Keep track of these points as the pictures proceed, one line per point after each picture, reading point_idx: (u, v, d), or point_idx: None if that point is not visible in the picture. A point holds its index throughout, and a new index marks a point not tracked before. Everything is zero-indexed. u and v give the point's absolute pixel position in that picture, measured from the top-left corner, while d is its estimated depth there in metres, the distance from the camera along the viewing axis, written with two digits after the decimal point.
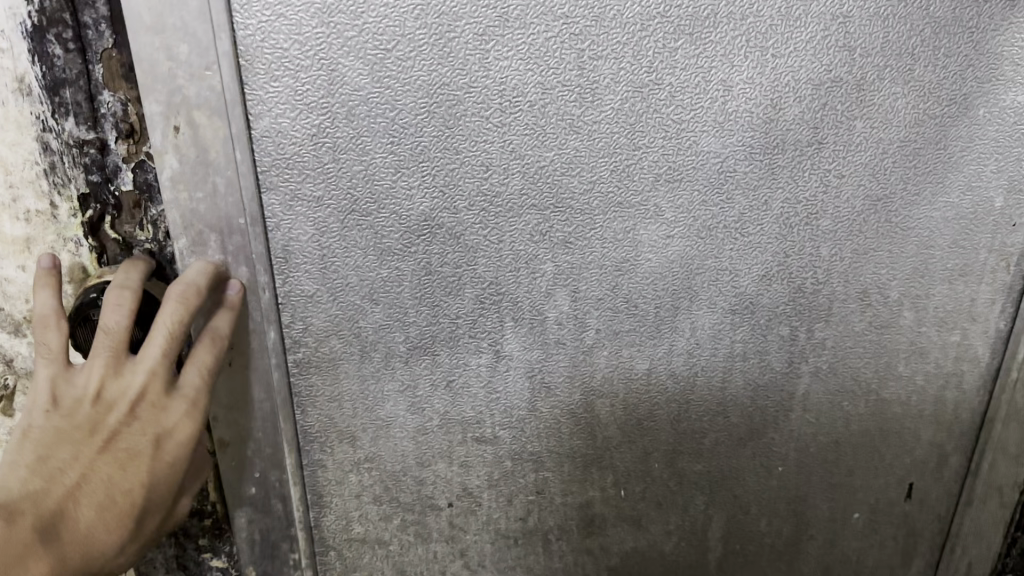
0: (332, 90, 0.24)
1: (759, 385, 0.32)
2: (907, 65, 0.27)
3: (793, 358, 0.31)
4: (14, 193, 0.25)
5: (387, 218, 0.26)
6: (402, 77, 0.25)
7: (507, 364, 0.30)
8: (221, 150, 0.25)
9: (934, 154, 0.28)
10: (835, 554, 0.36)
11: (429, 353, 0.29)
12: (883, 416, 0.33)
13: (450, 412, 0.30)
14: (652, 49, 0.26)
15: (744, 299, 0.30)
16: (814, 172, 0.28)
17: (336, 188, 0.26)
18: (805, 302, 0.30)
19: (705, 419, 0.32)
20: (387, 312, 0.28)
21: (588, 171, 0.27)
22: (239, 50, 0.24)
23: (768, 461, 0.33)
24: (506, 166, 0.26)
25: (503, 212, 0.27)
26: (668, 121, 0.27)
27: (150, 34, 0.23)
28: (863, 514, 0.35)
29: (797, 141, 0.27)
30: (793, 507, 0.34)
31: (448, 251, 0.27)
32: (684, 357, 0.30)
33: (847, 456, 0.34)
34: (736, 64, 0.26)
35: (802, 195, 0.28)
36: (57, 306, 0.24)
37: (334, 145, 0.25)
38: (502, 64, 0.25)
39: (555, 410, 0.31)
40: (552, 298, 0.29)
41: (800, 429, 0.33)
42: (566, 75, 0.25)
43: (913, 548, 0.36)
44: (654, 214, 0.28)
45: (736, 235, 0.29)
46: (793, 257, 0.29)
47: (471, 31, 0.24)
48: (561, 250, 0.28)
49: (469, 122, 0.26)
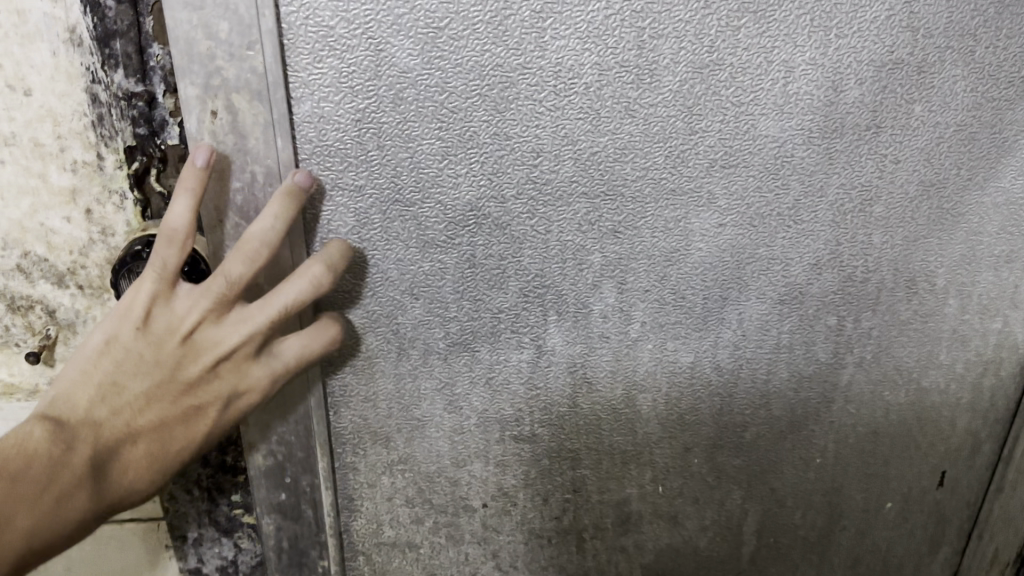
0: (379, 71, 0.24)
1: (802, 373, 0.31)
2: (969, 46, 0.26)
3: (839, 350, 0.31)
4: (63, 142, 0.27)
5: (431, 208, 0.26)
6: (455, 57, 0.24)
7: (549, 359, 0.29)
8: (261, 136, 0.24)
9: (989, 139, 0.28)
10: (866, 544, 0.35)
11: (468, 349, 0.29)
12: (923, 405, 0.32)
13: (490, 410, 0.30)
14: (714, 27, 0.25)
15: (793, 289, 0.29)
16: (870, 157, 0.27)
17: (378, 179, 0.26)
18: (854, 292, 0.30)
19: (748, 411, 0.31)
20: (427, 307, 0.28)
21: (641, 157, 0.26)
22: (283, 29, 0.24)
23: (807, 453, 0.33)
24: (557, 152, 0.26)
25: (551, 201, 0.27)
26: (727, 104, 0.26)
27: (189, 11, 0.23)
28: (896, 504, 0.34)
29: (856, 125, 0.27)
30: (828, 499, 0.34)
31: (494, 241, 0.27)
32: (730, 349, 0.30)
33: (884, 447, 0.33)
34: (799, 45, 0.25)
35: (858, 180, 0.28)
36: (189, 223, 0.23)
37: (378, 131, 0.25)
38: (558, 43, 0.24)
39: (596, 406, 0.30)
40: (598, 290, 0.28)
41: (841, 421, 0.32)
42: (625, 56, 0.25)
43: (942, 537, 0.36)
44: (707, 201, 0.27)
45: (789, 222, 0.28)
46: (845, 245, 0.29)
47: (528, 9, 0.24)
48: (609, 239, 0.28)
49: (521, 105, 0.25)
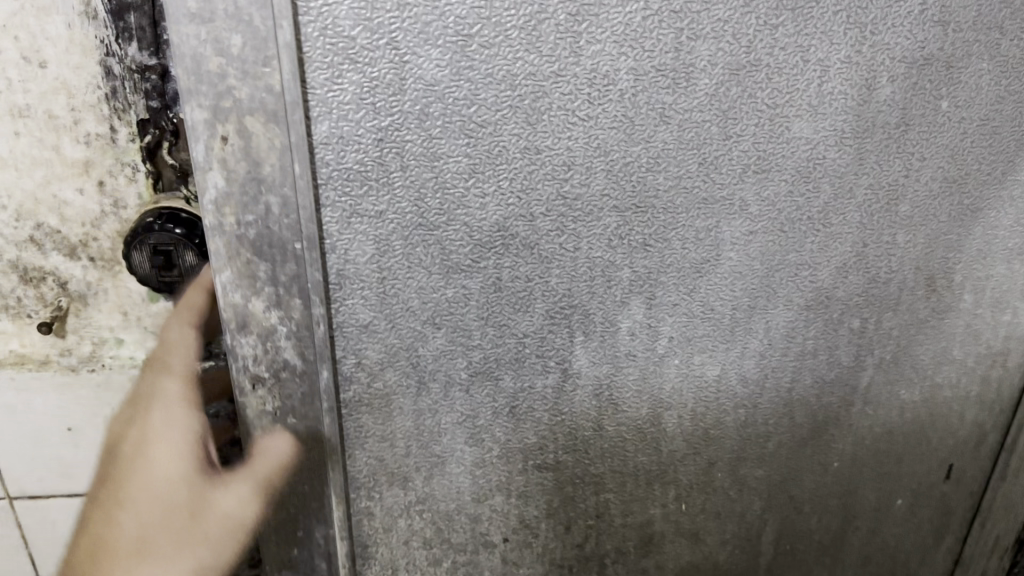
0: (404, 87, 0.23)
1: (823, 380, 0.31)
2: (995, 39, 0.26)
3: (860, 352, 0.30)
4: None
5: (457, 231, 0.25)
6: (485, 66, 0.23)
7: (575, 382, 0.29)
8: (277, 159, 0.24)
9: (1010, 131, 0.27)
10: (876, 542, 0.35)
11: (492, 377, 0.28)
12: (934, 402, 0.32)
13: (512, 440, 0.29)
14: (753, 26, 0.24)
15: (820, 294, 0.29)
16: (898, 156, 0.27)
17: (401, 205, 0.25)
18: (877, 293, 0.29)
19: (770, 423, 0.31)
20: (450, 337, 0.27)
21: (674, 166, 0.25)
22: (302, 43, 0.22)
23: (826, 459, 0.32)
24: (589, 165, 0.25)
25: (582, 215, 0.26)
26: (762, 106, 0.25)
27: (196, 26, 0.22)
28: (906, 500, 0.34)
29: (885, 123, 0.26)
30: (844, 501, 0.33)
31: (521, 263, 0.26)
32: (756, 360, 0.29)
33: (898, 445, 0.33)
34: (835, 43, 0.25)
35: (885, 180, 0.27)
36: None
37: (401, 150, 0.24)
38: (594, 47, 0.23)
39: (622, 427, 0.30)
40: (626, 307, 0.28)
41: (858, 424, 0.32)
42: (662, 60, 0.24)
43: (947, 527, 0.35)
44: (739, 209, 0.27)
45: (818, 227, 0.27)
46: (870, 247, 0.28)
47: (564, 11, 0.23)
48: (639, 253, 0.27)
49: (554, 116, 0.24)
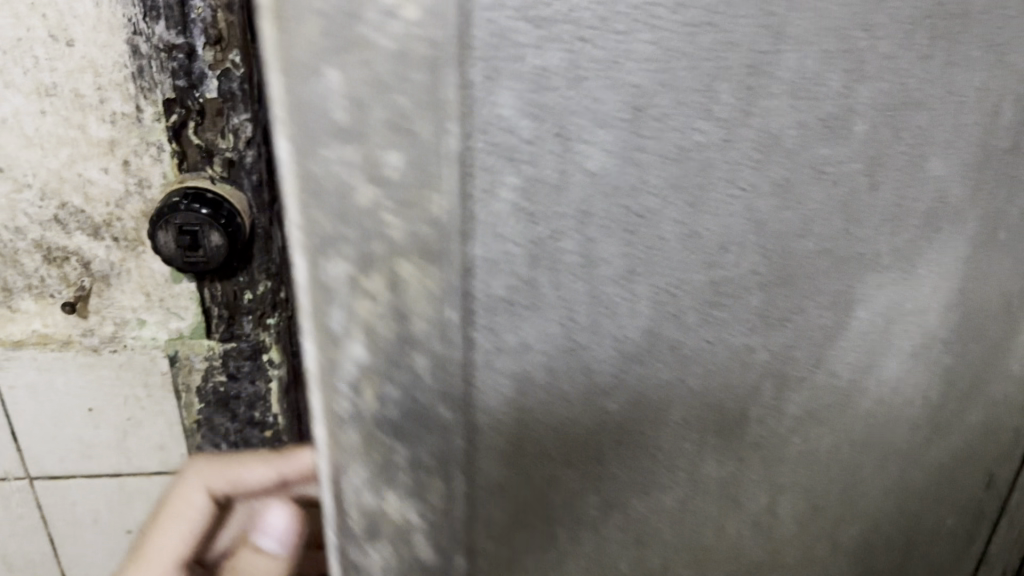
0: (566, 186, 0.20)
1: (923, 406, 0.32)
2: None
3: (939, 357, 0.32)
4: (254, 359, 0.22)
5: (604, 346, 0.22)
6: (657, 142, 0.20)
7: (703, 477, 0.27)
8: (430, 309, 0.20)
9: None
10: (910, 534, 0.37)
11: (619, 503, 0.25)
12: (973, 391, 0.34)
13: (639, 556, 0.27)
14: (908, 69, 0.23)
15: (920, 312, 0.29)
16: (997, 172, 0.28)
17: (549, 328, 0.21)
18: (959, 301, 0.31)
19: (860, 454, 0.31)
20: (581, 470, 0.24)
21: (821, 230, 0.24)
22: (471, 155, 0.19)
23: (891, 472, 0.33)
24: (742, 241, 0.23)
25: (726, 301, 0.24)
26: (903, 145, 0.24)
27: (341, 142, 0.19)
28: (937, 493, 0.37)
29: (994, 147, 0.27)
30: (898, 507, 0.35)
31: (662, 367, 0.24)
32: (865, 397, 0.30)
33: (941, 442, 0.35)
34: (967, 75, 0.25)
35: (985, 197, 0.28)
36: None
37: (555, 266, 0.21)
38: (768, 102, 0.21)
39: (749, 502, 0.29)
40: (760, 388, 0.26)
41: (922, 432, 0.33)
42: (827, 109, 0.22)
43: (955, 509, 0.39)
44: (870, 258, 0.26)
45: (929, 254, 0.28)
46: (963, 263, 0.29)
47: (743, 63, 0.20)
48: (777, 331, 0.25)
49: (718, 193, 0.22)
